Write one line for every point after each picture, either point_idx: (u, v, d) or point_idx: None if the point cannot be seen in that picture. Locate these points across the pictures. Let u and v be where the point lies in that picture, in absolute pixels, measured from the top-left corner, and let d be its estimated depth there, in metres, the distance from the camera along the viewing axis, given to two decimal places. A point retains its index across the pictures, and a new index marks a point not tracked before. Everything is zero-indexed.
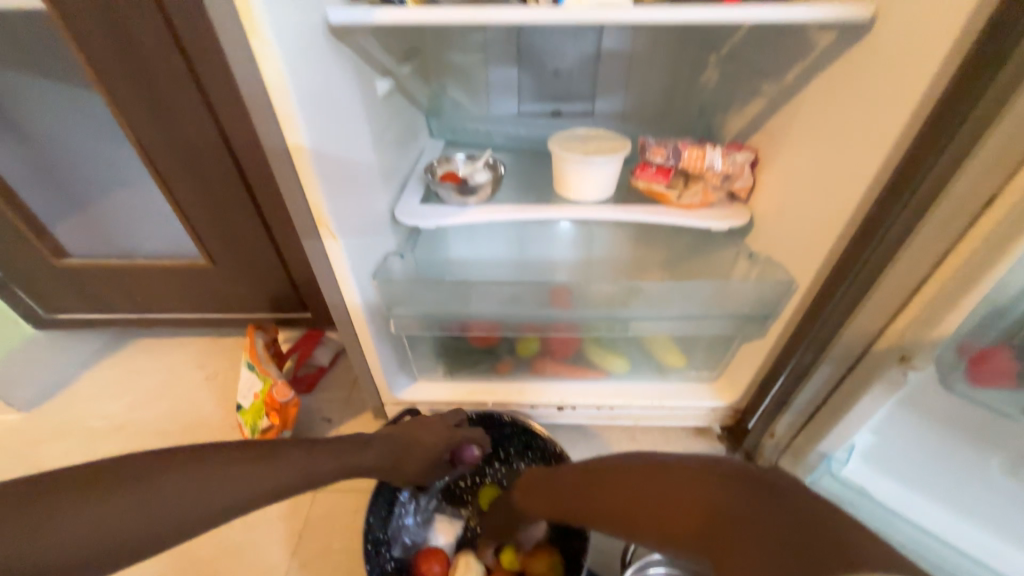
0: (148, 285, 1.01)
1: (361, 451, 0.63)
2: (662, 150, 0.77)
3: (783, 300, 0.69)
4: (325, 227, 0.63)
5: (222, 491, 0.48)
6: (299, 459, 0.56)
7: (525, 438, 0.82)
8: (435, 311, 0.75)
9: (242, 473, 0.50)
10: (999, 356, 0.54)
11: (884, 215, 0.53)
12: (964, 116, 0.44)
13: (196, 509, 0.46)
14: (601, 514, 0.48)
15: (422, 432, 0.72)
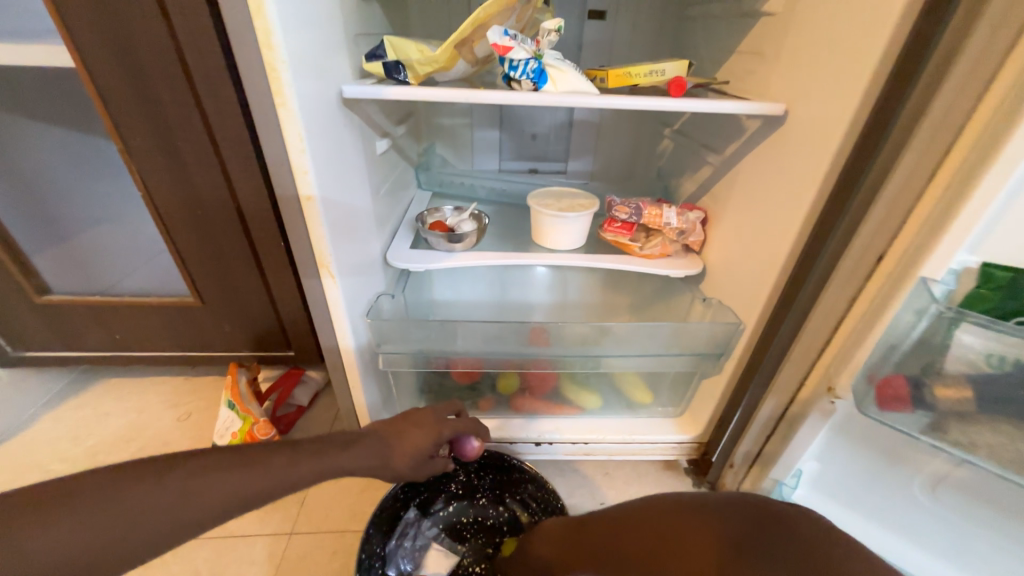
0: (132, 322, 1.02)
1: (347, 452, 0.58)
2: (626, 208, 0.88)
3: (733, 340, 0.78)
4: (325, 268, 0.69)
5: (201, 499, 0.45)
6: (280, 464, 0.51)
7: (532, 488, 0.84)
8: (422, 349, 0.81)
9: (219, 485, 0.47)
10: (898, 384, 0.56)
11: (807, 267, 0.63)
12: (857, 191, 0.56)
13: (165, 527, 0.43)
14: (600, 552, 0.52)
15: (412, 431, 0.66)
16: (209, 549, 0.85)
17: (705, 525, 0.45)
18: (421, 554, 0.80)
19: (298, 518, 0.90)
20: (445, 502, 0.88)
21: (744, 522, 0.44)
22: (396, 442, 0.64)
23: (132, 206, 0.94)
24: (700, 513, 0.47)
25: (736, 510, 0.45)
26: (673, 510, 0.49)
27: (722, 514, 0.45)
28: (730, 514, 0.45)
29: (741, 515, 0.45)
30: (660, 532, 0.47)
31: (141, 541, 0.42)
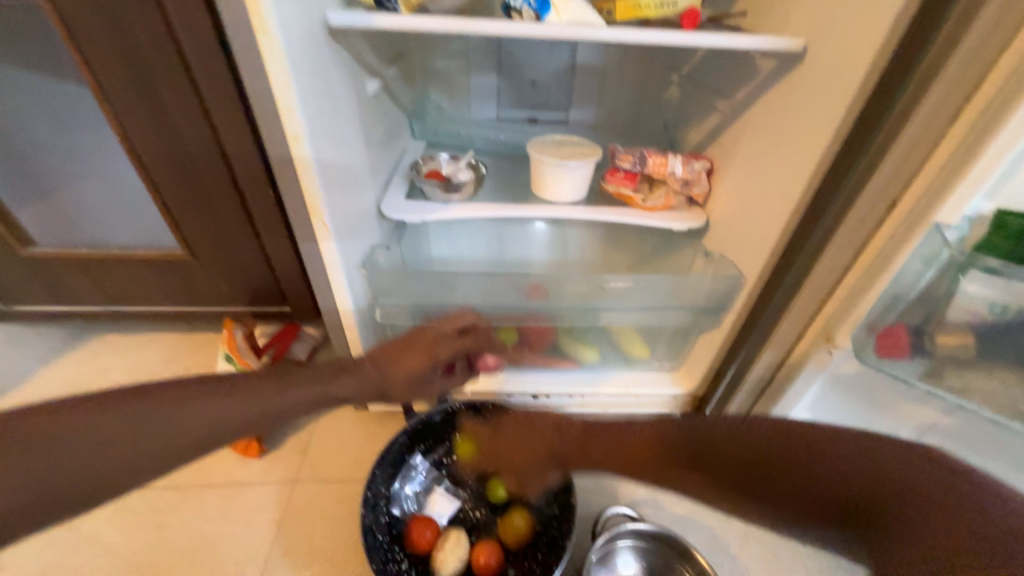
0: (123, 277, 1.00)
1: (335, 379, 0.57)
2: (630, 157, 0.84)
3: (734, 294, 0.77)
4: (317, 217, 0.67)
5: (184, 422, 0.48)
6: (271, 392, 0.53)
7: None
8: (420, 301, 0.80)
9: (198, 412, 0.49)
10: (900, 333, 0.58)
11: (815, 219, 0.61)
12: (874, 134, 0.53)
13: (151, 451, 0.46)
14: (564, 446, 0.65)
15: (409, 352, 0.60)
16: (216, 497, 0.87)
17: (776, 462, 0.52)
18: (425, 497, 0.84)
19: (301, 467, 0.92)
20: (450, 451, 0.89)
21: (809, 456, 0.51)
22: (386, 368, 0.59)
23: (109, 154, 0.89)
24: (750, 445, 0.54)
25: (780, 441, 0.53)
26: (664, 445, 0.58)
27: (766, 447, 0.53)
28: (785, 452, 0.52)
29: (793, 450, 0.52)
30: (657, 452, 0.58)
31: (128, 466, 0.45)
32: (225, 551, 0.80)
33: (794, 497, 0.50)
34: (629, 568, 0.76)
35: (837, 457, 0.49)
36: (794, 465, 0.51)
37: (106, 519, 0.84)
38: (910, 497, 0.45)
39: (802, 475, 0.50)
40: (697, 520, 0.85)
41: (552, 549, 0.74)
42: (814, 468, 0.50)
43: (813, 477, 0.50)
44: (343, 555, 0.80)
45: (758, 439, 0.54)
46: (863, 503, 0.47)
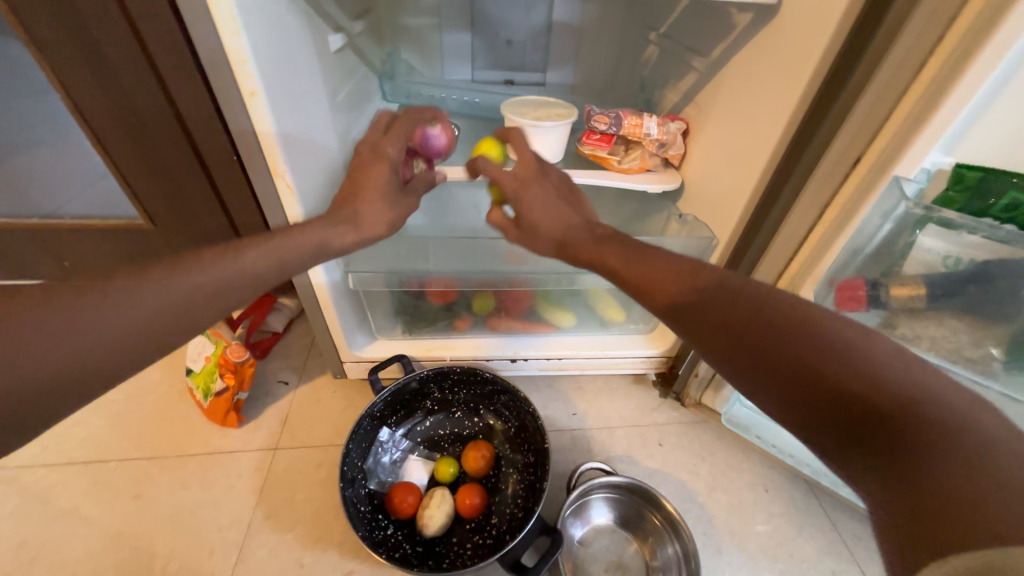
0: (82, 248, 0.96)
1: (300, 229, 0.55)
2: (606, 118, 0.83)
3: (707, 256, 0.77)
4: (279, 178, 0.64)
5: (145, 301, 0.45)
6: (228, 267, 0.50)
7: (505, 398, 0.88)
8: (392, 266, 0.79)
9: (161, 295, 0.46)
10: (858, 286, 0.59)
11: (782, 179, 0.62)
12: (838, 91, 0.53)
13: (123, 342, 0.44)
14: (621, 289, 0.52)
15: (372, 168, 0.60)
16: (197, 465, 0.88)
17: (817, 355, 0.38)
18: (401, 466, 0.85)
19: (281, 435, 0.92)
20: (423, 418, 0.92)
21: (863, 360, 0.37)
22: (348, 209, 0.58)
23: (53, 117, 0.83)
24: (788, 334, 0.40)
25: (830, 336, 0.39)
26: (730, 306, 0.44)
27: (809, 342, 0.39)
28: (825, 345, 0.38)
29: (838, 343, 0.38)
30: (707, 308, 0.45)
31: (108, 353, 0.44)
32: (206, 515, 0.81)
33: (813, 398, 0.37)
34: (602, 517, 0.81)
35: (890, 372, 0.35)
36: (832, 367, 0.37)
37: (82, 491, 0.83)
38: (958, 449, 0.32)
39: (838, 378, 0.37)
40: (669, 472, 0.89)
41: (531, 490, 0.79)
42: (857, 378, 0.36)
43: (847, 386, 0.36)
44: (326, 516, 0.81)
45: (805, 331, 0.40)
46: (895, 425, 0.34)
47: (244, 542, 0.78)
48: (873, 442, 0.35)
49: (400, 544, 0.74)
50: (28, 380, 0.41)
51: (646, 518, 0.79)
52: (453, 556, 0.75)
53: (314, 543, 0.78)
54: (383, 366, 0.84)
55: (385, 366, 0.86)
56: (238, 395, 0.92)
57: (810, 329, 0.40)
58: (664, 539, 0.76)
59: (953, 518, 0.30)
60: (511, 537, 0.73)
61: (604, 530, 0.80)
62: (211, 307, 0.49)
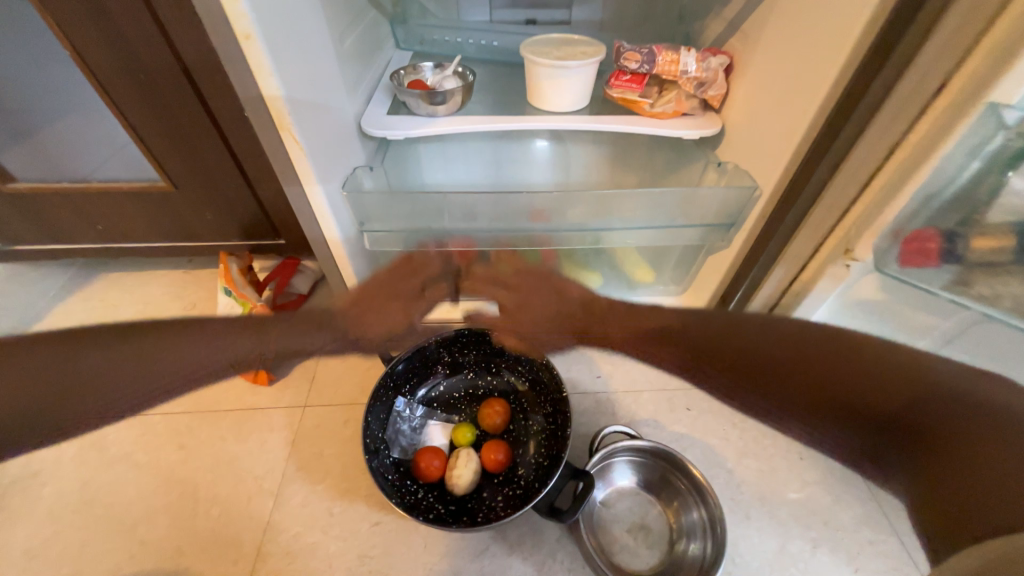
0: (111, 212, 0.98)
1: (312, 334, 0.78)
2: (637, 55, 0.74)
3: (746, 208, 0.71)
4: (285, 132, 0.61)
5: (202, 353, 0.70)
6: (238, 344, 0.75)
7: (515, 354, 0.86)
8: (408, 224, 0.76)
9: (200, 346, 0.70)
10: (930, 238, 0.56)
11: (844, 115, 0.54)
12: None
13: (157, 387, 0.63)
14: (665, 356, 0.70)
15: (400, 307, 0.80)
16: (232, 420, 0.92)
17: None
18: (421, 432, 0.84)
19: (310, 393, 0.95)
20: (436, 381, 0.89)
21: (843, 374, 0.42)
22: (357, 324, 0.81)
23: (63, 79, 0.82)
24: (845, 372, 0.56)
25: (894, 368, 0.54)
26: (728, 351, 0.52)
27: (859, 369, 0.55)
28: None
29: None
30: None
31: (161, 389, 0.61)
32: (242, 467, 0.85)
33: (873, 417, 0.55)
34: (626, 479, 0.80)
35: None
36: (888, 385, 0.53)
37: (130, 441, 0.89)
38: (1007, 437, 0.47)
39: (901, 405, 0.53)
40: (697, 437, 0.87)
41: (553, 441, 0.80)
42: (882, 397, 0.54)
43: (904, 400, 0.53)
44: (353, 470, 0.84)
45: (853, 359, 0.56)
46: None
47: (278, 492, 0.82)
48: (896, 428, 0.54)
49: (432, 506, 0.75)
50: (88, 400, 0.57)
51: (671, 482, 0.77)
52: (485, 510, 0.75)
53: (342, 495, 0.81)
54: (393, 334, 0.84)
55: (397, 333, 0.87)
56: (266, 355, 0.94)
57: (852, 349, 0.56)
58: (690, 504, 0.75)
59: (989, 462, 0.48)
60: (541, 486, 0.74)
61: (627, 492, 0.79)
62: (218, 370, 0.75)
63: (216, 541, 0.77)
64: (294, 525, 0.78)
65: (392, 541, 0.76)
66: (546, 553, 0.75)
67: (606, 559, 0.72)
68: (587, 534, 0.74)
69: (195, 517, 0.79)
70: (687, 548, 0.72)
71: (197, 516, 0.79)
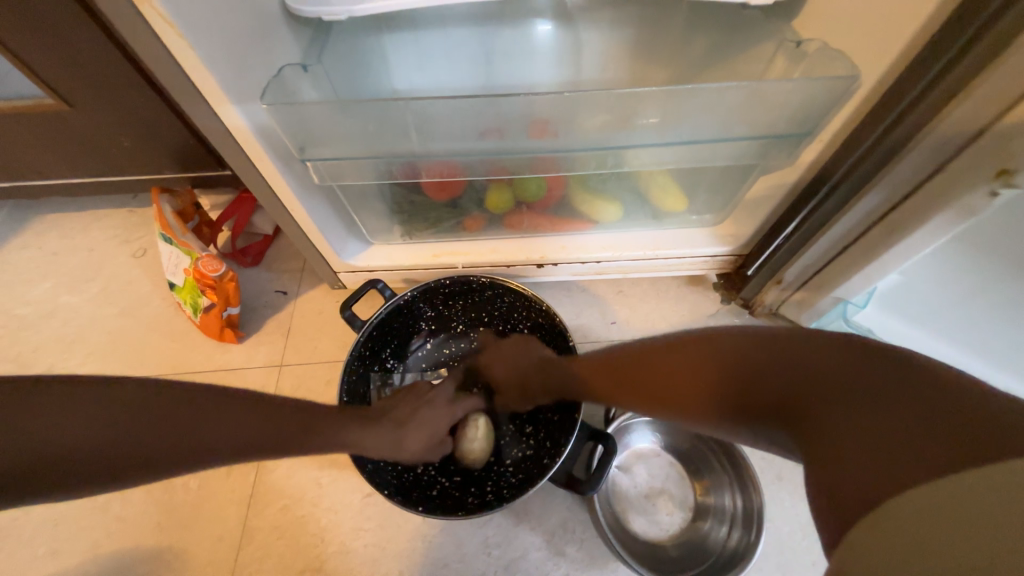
0: (5, 142, 0.78)
1: (368, 433, 0.50)
2: None
3: (833, 111, 0.51)
4: (144, 3, 0.40)
5: (216, 421, 0.42)
6: (233, 409, 0.43)
7: (511, 301, 0.75)
8: (371, 149, 0.57)
9: (87, 423, 0.40)
10: None
11: None
12: None
13: (175, 447, 0.41)
14: (595, 395, 0.51)
15: (431, 416, 0.60)
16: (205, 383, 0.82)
17: (746, 361, 0.40)
18: None
19: (286, 350, 0.85)
20: (422, 341, 0.79)
21: (776, 364, 0.38)
22: (412, 428, 0.56)
23: None
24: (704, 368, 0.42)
25: (763, 347, 0.40)
26: (645, 353, 0.46)
27: (720, 356, 0.41)
28: (762, 356, 0.39)
29: (757, 346, 0.40)
30: (615, 363, 0.49)
31: (183, 453, 0.41)
32: None
33: (762, 411, 0.38)
34: (646, 444, 0.72)
35: (826, 361, 0.36)
36: (757, 372, 0.39)
37: None
38: (898, 394, 0.33)
39: (791, 385, 0.37)
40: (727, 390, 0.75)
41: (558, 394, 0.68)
42: (770, 383, 0.38)
43: (785, 377, 0.38)
44: None
45: (721, 350, 0.42)
46: (821, 405, 0.36)
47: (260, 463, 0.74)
48: None
49: (436, 480, 0.67)
50: (107, 445, 0.40)
51: (702, 450, 0.69)
52: (495, 478, 0.68)
53: (330, 464, 0.73)
54: (361, 292, 0.71)
55: (369, 288, 0.73)
56: (227, 312, 0.81)
57: (713, 350, 0.42)
58: (723, 486, 0.66)
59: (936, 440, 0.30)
60: (553, 446, 0.65)
61: (647, 456, 0.71)
62: (169, 465, 0.41)
63: (199, 516, 0.71)
64: (280, 498, 0.71)
65: (388, 512, 0.70)
66: (557, 523, 0.68)
67: (623, 533, 0.65)
68: (603, 507, 0.66)
69: (172, 491, 0.73)
70: (714, 529, 0.64)
71: (175, 489, 0.73)
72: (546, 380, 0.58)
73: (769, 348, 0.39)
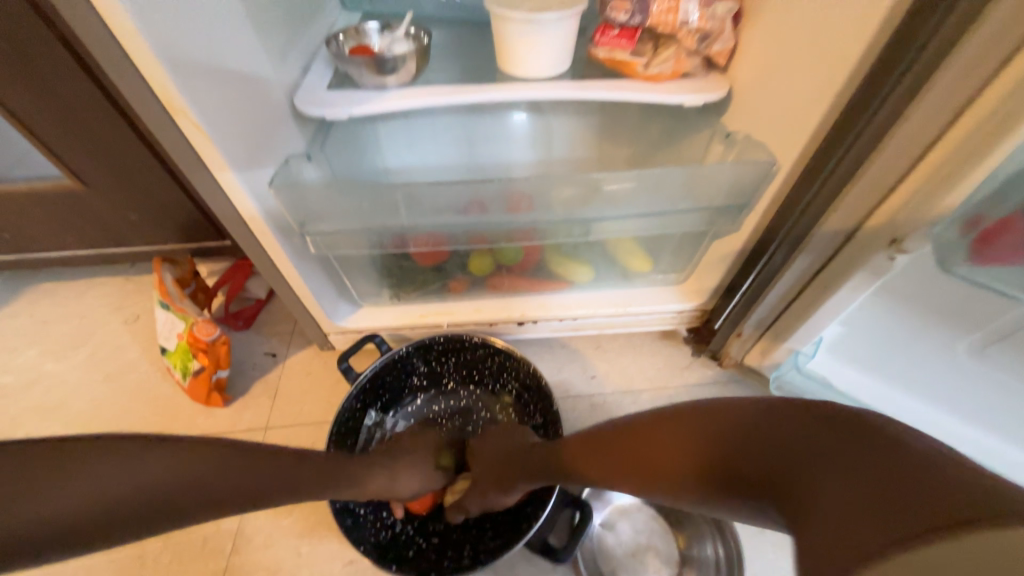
0: (20, 219, 0.83)
1: (368, 473, 0.56)
2: (627, 4, 0.62)
3: (761, 188, 0.60)
4: (180, 117, 0.48)
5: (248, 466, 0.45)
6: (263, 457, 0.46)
7: (501, 362, 0.78)
8: (366, 223, 0.63)
9: (115, 480, 0.37)
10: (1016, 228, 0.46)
11: (884, 78, 0.43)
12: None
13: (209, 495, 0.42)
14: (576, 471, 0.49)
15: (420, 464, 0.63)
16: None
17: (719, 436, 0.34)
18: None
19: (271, 413, 0.85)
20: (415, 398, 0.82)
21: (751, 432, 0.32)
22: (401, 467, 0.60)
23: None
24: (667, 437, 0.38)
25: (718, 417, 0.35)
26: (631, 436, 0.42)
27: (697, 432, 0.36)
28: (735, 429, 0.33)
29: (731, 417, 0.34)
30: (605, 445, 0.46)
31: (213, 501, 0.42)
32: None
33: (737, 485, 0.32)
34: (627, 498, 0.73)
35: (792, 422, 0.30)
36: (721, 441, 0.33)
37: None
38: (847, 447, 0.26)
39: (755, 454, 0.31)
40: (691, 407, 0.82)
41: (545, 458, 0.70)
42: (732, 455, 0.32)
43: (750, 444, 0.31)
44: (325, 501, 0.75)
45: (686, 423, 0.37)
46: (783, 471, 0.29)
47: (238, 532, 0.72)
48: None
49: (412, 541, 0.68)
50: (139, 498, 0.38)
51: None
52: (473, 541, 0.67)
53: (311, 531, 0.72)
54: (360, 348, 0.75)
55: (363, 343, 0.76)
56: (217, 375, 0.83)
57: (676, 429, 0.38)
58: (705, 538, 0.67)
59: (922, 490, 0.22)
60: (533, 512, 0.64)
61: (630, 511, 0.72)
62: (197, 512, 0.41)
63: None
64: (257, 570, 0.69)
65: None
66: None
67: None
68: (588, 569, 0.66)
69: (143, 565, 0.70)
70: None
71: (146, 564, 0.70)
72: (529, 460, 0.57)
73: (748, 419, 0.33)
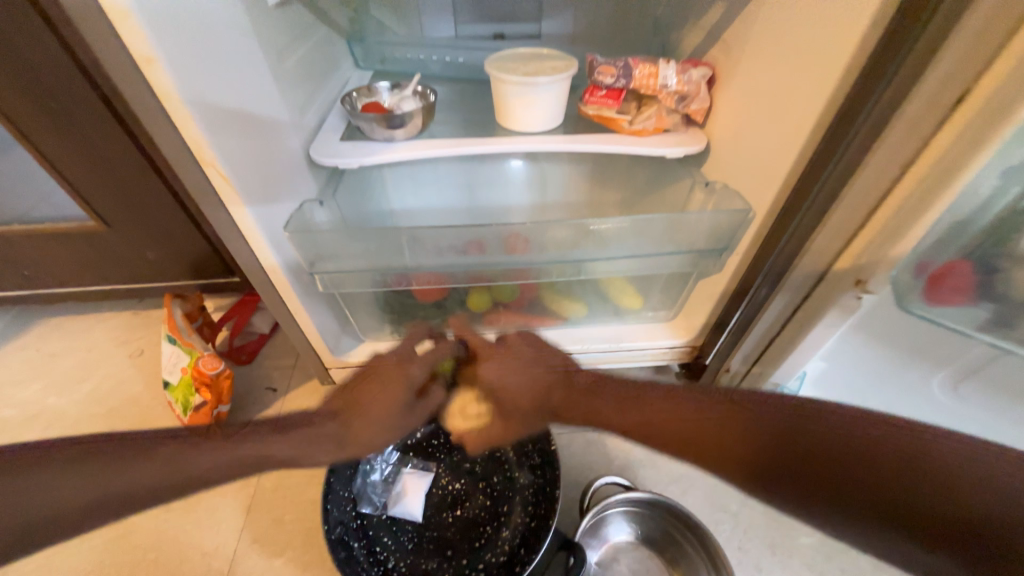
0: (39, 257, 0.88)
1: (322, 429, 0.49)
2: (612, 69, 0.68)
3: (739, 232, 0.65)
4: (210, 167, 0.53)
5: (174, 463, 0.45)
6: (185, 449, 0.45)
7: None
8: (370, 264, 0.67)
9: (64, 485, 0.44)
10: (959, 271, 0.54)
11: (838, 139, 0.49)
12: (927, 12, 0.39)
13: (143, 493, 0.44)
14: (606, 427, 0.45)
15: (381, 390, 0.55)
16: None
17: (789, 433, 0.40)
18: (393, 483, 0.76)
19: None
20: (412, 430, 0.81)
21: (820, 438, 0.40)
22: (365, 415, 0.52)
23: None
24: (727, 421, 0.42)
25: (785, 417, 0.41)
26: (670, 402, 0.44)
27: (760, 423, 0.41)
28: (805, 432, 0.40)
29: (801, 421, 0.40)
30: (647, 404, 0.45)
31: (149, 498, 0.44)
32: (189, 542, 0.75)
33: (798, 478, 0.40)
34: (623, 534, 0.72)
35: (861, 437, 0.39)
36: (789, 439, 0.40)
37: None
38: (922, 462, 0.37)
39: (825, 457, 0.39)
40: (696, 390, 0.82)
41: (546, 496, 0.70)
42: (798, 453, 0.40)
43: (820, 449, 0.39)
44: (319, 538, 0.74)
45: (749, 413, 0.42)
46: (857, 474, 0.38)
47: (231, 570, 0.72)
48: None
49: None
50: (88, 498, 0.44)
51: (675, 538, 0.70)
52: None
53: (304, 570, 0.71)
54: None
55: None
56: (218, 409, 0.84)
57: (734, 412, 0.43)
58: None
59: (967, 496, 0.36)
60: (527, 554, 0.64)
61: (625, 549, 0.71)
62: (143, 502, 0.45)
63: None
64: None
65: None
66: None
67: None
68: None
69: None
70: None
71: None
72: (544, 394, 0.49)
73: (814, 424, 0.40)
